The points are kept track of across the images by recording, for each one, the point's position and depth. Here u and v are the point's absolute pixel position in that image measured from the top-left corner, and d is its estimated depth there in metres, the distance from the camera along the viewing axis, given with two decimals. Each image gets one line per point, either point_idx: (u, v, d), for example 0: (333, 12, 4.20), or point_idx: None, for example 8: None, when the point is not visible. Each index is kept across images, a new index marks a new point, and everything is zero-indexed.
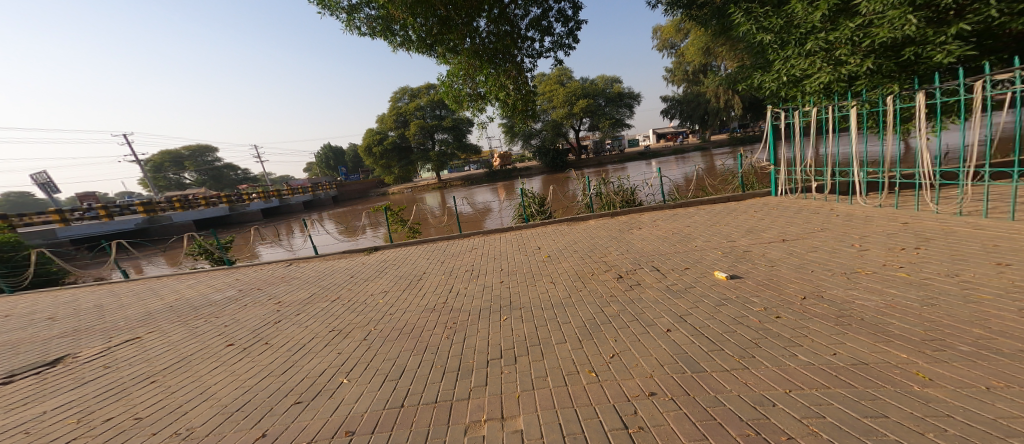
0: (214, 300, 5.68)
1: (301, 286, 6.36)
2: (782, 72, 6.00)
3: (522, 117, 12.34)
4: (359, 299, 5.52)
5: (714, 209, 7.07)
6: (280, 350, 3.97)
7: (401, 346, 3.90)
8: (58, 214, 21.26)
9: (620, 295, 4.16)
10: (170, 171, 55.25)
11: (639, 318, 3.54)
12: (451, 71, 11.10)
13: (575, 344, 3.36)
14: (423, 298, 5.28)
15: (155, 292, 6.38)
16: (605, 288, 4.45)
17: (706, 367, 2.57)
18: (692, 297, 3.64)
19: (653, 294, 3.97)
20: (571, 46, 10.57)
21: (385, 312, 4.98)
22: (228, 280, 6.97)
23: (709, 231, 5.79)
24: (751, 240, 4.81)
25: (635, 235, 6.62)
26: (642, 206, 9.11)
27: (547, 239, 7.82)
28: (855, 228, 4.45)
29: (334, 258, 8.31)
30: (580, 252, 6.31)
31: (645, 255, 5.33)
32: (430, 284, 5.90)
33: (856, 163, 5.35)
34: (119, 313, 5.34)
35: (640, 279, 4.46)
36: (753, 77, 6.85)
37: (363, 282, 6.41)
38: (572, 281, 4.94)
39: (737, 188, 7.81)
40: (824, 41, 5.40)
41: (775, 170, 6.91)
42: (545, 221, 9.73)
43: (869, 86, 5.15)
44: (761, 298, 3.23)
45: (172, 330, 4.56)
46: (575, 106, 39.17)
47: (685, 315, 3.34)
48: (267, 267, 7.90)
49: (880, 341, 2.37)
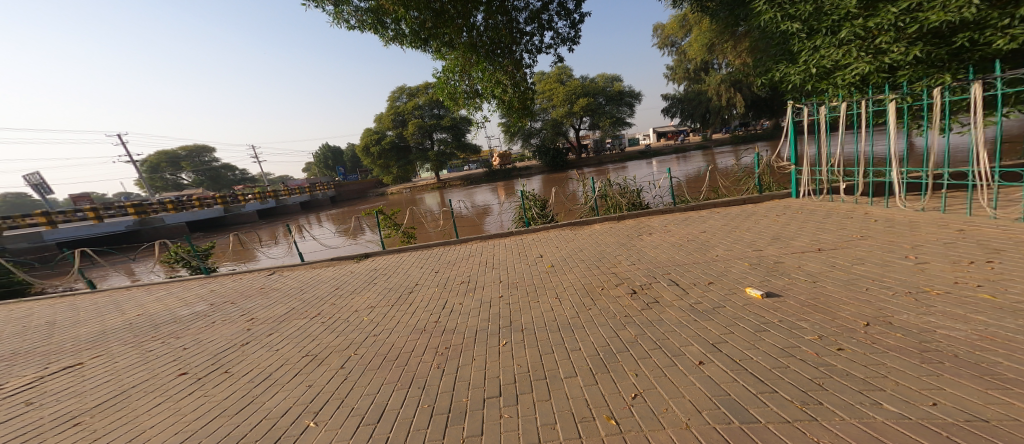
0: (177, 318, 5.21)
1: (279, 300, 5.79)
2: (810, 63, 5.45)
3: (521, 115, 11.81)
4: (342, 317, 4.96)
5: (730, 212, 6.54)
6: (241, 384, 3.45)
7: (382, 379, 3.35)
8: (45, 217, 20.70)
9: (636, 317, 3.62)
10: (166, 172, 54.70)
11: (663, 346, 2.99)
12: (447, 67, 10.50)
13: (587, 380, 2.81)
14: (413, 316, 4.73)
15: (119, 308, 5.85)
16: (618, 308, 3.91)
17: (757, 415, 2.00)
18: (724, 320, 3.08)
19: (675, 315, 3.42)
20: (573, 41, 10.04)
21: (368, 333, 4.42)
22: (201, 293, 6.43)
23: (727, 238, 5.25)
24: (780, 250, 4.26)
25: (646, 242, 6.08)
26: (650, 209, 8.58)
27: (548, 246, 7.29)
28: (901, 236, 3.89)
29: (320, 266, 7.75)
30: (586, 262, 5.77)
31: (658, 266, 4.78)
32: (421, 298, 5.34)
33: (893, 161, 4.79)
34: (69, 333, 4.89)
35: (657, 296, 3.91)
36: (773, 70, 6.29)
37: (348, 296, 5.84)
38: (579, 298, 4.42)
39: (753, 190, 7.25)
40: (861, 28, 4.86)
41: (796, 170, 6.35)
42: (547, 225, 9.21)
43: (915, 77, 4.62)
44: (811, 322, 2.67)
45: (121, 354, 4.15)
46: (575, 105, 38.65)
47: (719, 342, 2.78)
48: (248, 276, 7.36)
49: (994, 389, 1.81)
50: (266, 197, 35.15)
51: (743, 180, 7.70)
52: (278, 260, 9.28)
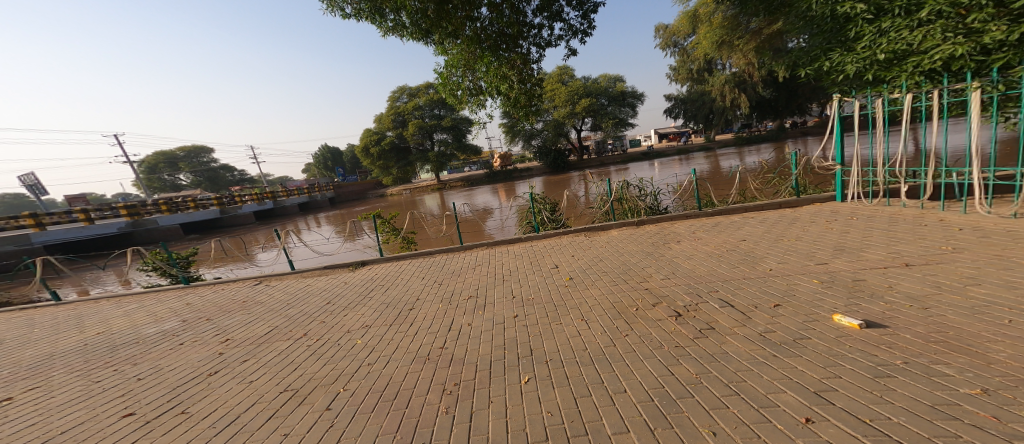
0: (143, 338, 4.55)
1: (261, 317, 5.10)
2: (877, 48, 4.90)
3: (527, 113, 11.14)
4: (332, 342, 4.28)
5: (767, 217, 5.87)
6: (200, 433, 2.76)
7: (378, 430, 2.66)
8: (33, 219, 20.05)
9: (690, 348, 2.91)
10: (163, 172, 54.09)
11: (741, 390, 2.30)
12: (449, 62, 9.83)
13: (645, 440, 2.12)
14: (415, 343, 4.04)
15: (79, 325, 5.16)
16: (664, 336, 3.21)
17: None
18: (818, 357, 2.39)
19: (743, 347, 2.72)
20: (585, 32, 9.39)
21: (362, 364, 3.75)
22: (175, 306, 5.77)
23: (774, 247, 4.58)
24: (851, 262, 3.59)
25: (675, 252, 5.41)
26: (670, 214, 7.91)
27: (562, 256, 6.61)
28: (1005, 249, 3.23)
29: (311, 276, 7.06)
30: (610, 275, 5.10)
31: (700, 281, 4.09)
32: (423, 318, 4.66)
33: (976, 160, 4.11)
34: (14, 358, 4.23)
35: (710, 321, 3.21)
36: (820, 60, 5.72)
37: (341, 312, 5.16)
38: (610, 324, 3.72)
39: (789, 192, 6.57)
40: (948, 6, 4.40)
41: (842, 171, 5.68)
42: (558, 230, 8.54)
43: (1015, 61, 4.13)
44: (957, 369, 2.01)
45: (64, 388, 3.49)
46: (577, 106, 38.03)
47: (825, 391, 2.09)
48: (232, 287, 6.69)
49: None
50: (263, 198, 34.48)
51: (775, 181, 7.03)
52: (266, 267, 8.59)
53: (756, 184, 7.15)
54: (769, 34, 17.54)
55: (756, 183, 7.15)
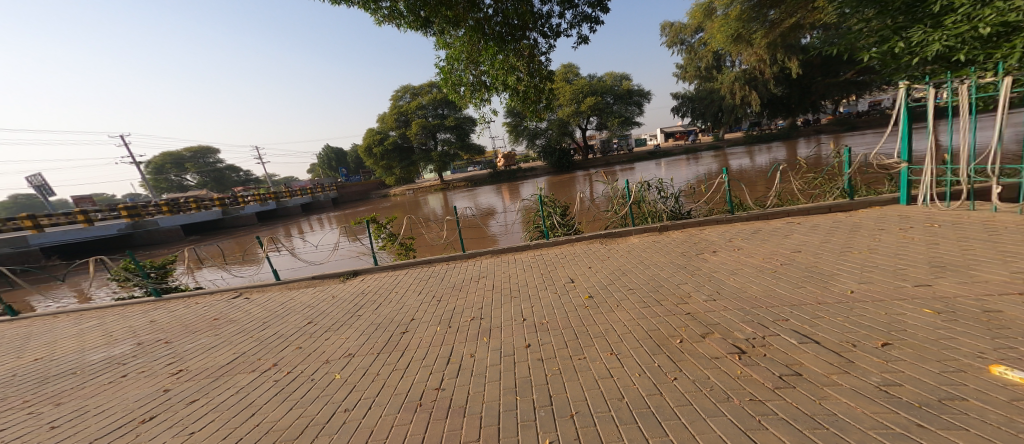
0: (87, 370, 3.91)
1: (229, 343, 4.42)
2: (976, 22, 4.89)
3: (535, 108, 10.33)
4: (310, 380, 3.58)
5: (817, 223, 5.08)
6: None
7: None
8: (30, 221, 19.60)
9: (773, 404, 2.13)
10: (171, 173, 53.90)
11: None
12: (452, 55, 9.12)
13: None
14: (406, 385, 3.32)
15: (22, 350, 4.55)
16: (729, 383, 2.40)
17: None
18: (998, 433, 1.64)
19: (858, 408, 1.94)
20: (598, 19, 8.55)
21: (340, 411, 3.04)
22: (138, 324, 5.12)
23: (841, 258, 3.80)
24: (963, 283, 2.82)
25: (710, 264, 4.66)
26: (695, 218, 7.09)
27: (576, 268, 5.83)
28: None
29: (296, 288, 6.37)
30: (637, 294, 4.33)
31: (756, 303, 3.29)
32: (417, 350, 3.96)
33: None
34: None
35: (790, 362, 2.42)
36: (895, 43, 5.71)
37: (324, 338, 4.46)
38: (650, 364, 2.93)
39: (840, 195, 5.74)
40: None
41: (907, 168, 4.88)
42: (569, 236, 7.77)
43: None
44: None
45: None
46: (583, 104, 37.19)
47: None
48: (206, 301, 6.01)
49: None
50: (264, 199, 33.96)
51: (821, 182, 6.18)
52: (250, 276, 7.88)
53: (799, 185, 6.29)
54: (786, 28, 16.62)
55: (798, 183, 6.31)
